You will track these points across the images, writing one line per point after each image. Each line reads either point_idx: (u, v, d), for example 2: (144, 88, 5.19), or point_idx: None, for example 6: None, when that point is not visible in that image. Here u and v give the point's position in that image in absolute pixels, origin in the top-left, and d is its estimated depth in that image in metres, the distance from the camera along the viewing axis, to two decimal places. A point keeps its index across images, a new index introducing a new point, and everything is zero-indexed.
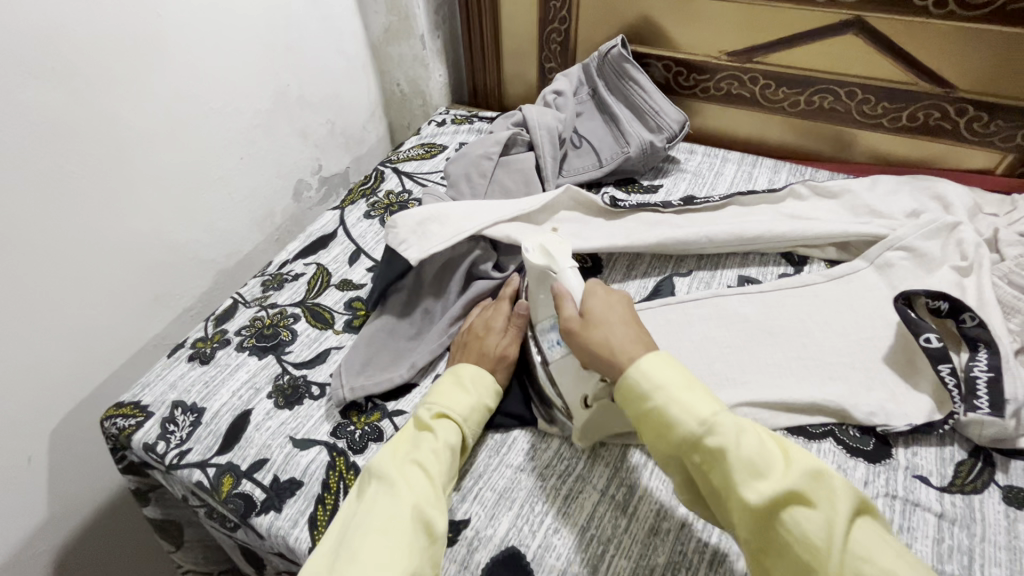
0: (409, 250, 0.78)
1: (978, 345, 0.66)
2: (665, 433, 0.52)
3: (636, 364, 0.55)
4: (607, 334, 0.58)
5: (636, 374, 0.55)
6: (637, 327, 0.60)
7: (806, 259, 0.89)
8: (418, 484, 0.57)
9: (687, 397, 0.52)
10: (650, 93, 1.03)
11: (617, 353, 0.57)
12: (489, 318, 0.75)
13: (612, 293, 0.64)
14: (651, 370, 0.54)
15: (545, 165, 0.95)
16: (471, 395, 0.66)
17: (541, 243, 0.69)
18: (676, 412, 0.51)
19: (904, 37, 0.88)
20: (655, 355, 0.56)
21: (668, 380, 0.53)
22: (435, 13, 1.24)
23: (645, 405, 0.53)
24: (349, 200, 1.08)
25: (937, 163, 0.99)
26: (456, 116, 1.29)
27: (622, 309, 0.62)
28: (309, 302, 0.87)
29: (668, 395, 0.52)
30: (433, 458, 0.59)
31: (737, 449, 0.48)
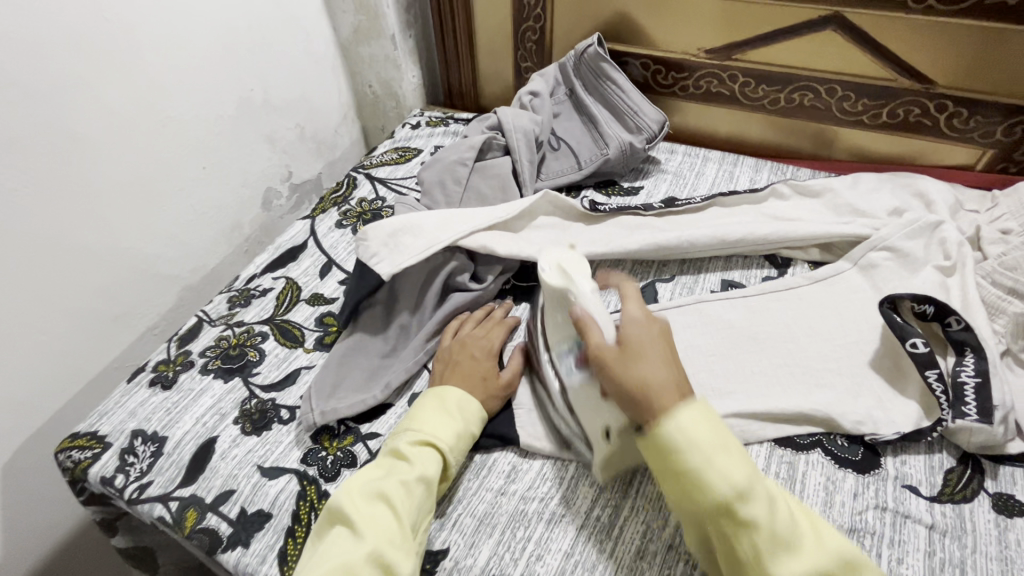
0: (380, 264, 0.75)
1: (965, 349, 0.65)
2: (697, 497, 0.48)
3: (672, 414, 0.50)
4: (643, 373, 0.52)
5: (671, 425, 0.49)
6: (672, 365, 0.55)
7: (789, 261, 0.87)
8: (383, 524, 0.53)
9: (727, 460, 0.48)
10: (628, 93, 1.01)
11: (651, 395, 0.51)
12: (481, 342, 0.73)
13: (646, 323, 0.58)
14: (692, 428, 0.49)
15: (522, 169, 0.92)
16: (452, 422, 0.62)
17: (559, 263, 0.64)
18: (715, 478, 0.47)
19: (882, 33, 0.87)
20: (695, 404, 0.51)
21: (708, 440, 0.49)
22: (406, 12, 1.20)
23: (679, 462, 0.48)
24: (320, 209, 1.03)
25: (918, 159, 0.98)
26: (432, 118, 1.25)
27: (659, 346, 0.56)
28: (278, 320, 0.83)
29: (708, 458, 0.48)
30: (401, 493, 0.55)
31: (774, 526, 0.46)
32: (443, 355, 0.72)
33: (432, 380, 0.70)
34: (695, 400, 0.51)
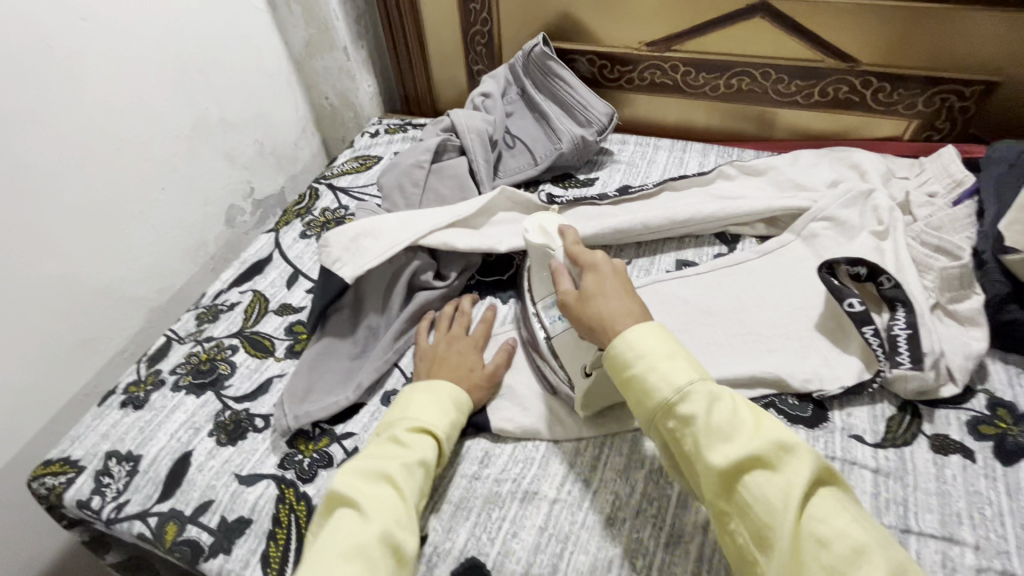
0: (344, 269, 0.76)
1: (897, 304, 0.69)
2: (643, 399, 0.53)
3: (622, 334, 0.55)
4: (598, 305, 0.59)
5: (620, 344, 0.55)
6: (630, 295, 0.60)
7: (738, 238, 0.92)
8: (388, 504, 0.54)
9: (665, 363, 0.53)
10: (576, 88, 1.04)
11: (604, 320, 0.57)
12: (460, 338, 0.75)
13: (604, 262, 0.64)
14: (635, 344, 0.54)
15: (479, 169, 0.95)
16: (448, 411, 0.64)
17: (540, 224, 0.74)
18: (654, 381, 0.52)
19: (807, 17, 0.92)
20: (643, 325, 0.56)
21: (652, 354, 0.53)
22: (356, 22, 1.22)
23: (627, 374, 0.54)
24: (284, 221, 1.05)
25: (852, 134, 1.04)
26: (391, 125, 1.27)
27: (618, 280, 0.61)
28: (247, 332, 0.84)
29: (649, 365, 0.53)
30: (404, 476, 0.57)
31: (707, 419, 0.49)
32: (426, 351, 0.74)
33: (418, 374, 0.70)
34: (644, 323, 0.56)
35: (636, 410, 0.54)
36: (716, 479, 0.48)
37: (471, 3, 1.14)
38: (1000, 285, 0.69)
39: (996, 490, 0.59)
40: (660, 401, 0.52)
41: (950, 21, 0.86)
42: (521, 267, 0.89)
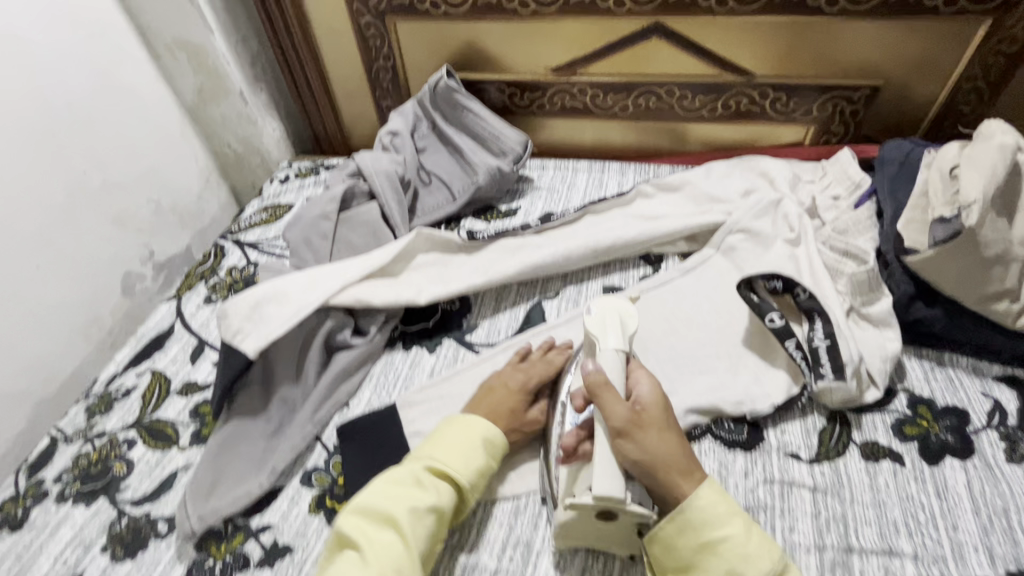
0: (246, 342, 0.70)
1: (813, 315, 0.70)
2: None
3: (695, 495, 0.54)
4: (645, 444, 0.54)
5: (697, 508, 0.53)
6: (672, 436, 0.57)
7: (661, 257, 0.91)
8: (390, 551, 0.53)
9: (745, 543, 0.51)
10: (487, 119, 1.01)
11: (661, 467, 0.54)
12: (521, 377, 0.69)
13: (658, 396, 0.60)
14: (715, 519, 0.53)
15: (392, 214, 0.91)
16: (477, 456, 0.60)
17: (605, 312, 0.65)
18: (738, 560, 0.51)
19: (700, 35, 0.94)
20: (707, 484, 0.55)
21: (731, 527, 0.52)
22: (251, 66, 1.15)
23: (702, 542, 0.52)
24: (186, 287, 0.96)
25: (759, 142, 1.07)
26: (301, 169, 1.20)
27: (669, 422, 0.58)
28: (146, 421, 0.75)
29: (731, 539, 0.52)
30: (411, 521, 0.54)
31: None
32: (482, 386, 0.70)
33: (469, 404, 0.68)
34: (706, 481, 0.55)
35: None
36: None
37: (370, 39, 1.10)
38: (904, 284, 0.72)
39: (927, 492, 0.60)
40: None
41: (831, 32, 0.90)
42: (447, 313, 0.84)
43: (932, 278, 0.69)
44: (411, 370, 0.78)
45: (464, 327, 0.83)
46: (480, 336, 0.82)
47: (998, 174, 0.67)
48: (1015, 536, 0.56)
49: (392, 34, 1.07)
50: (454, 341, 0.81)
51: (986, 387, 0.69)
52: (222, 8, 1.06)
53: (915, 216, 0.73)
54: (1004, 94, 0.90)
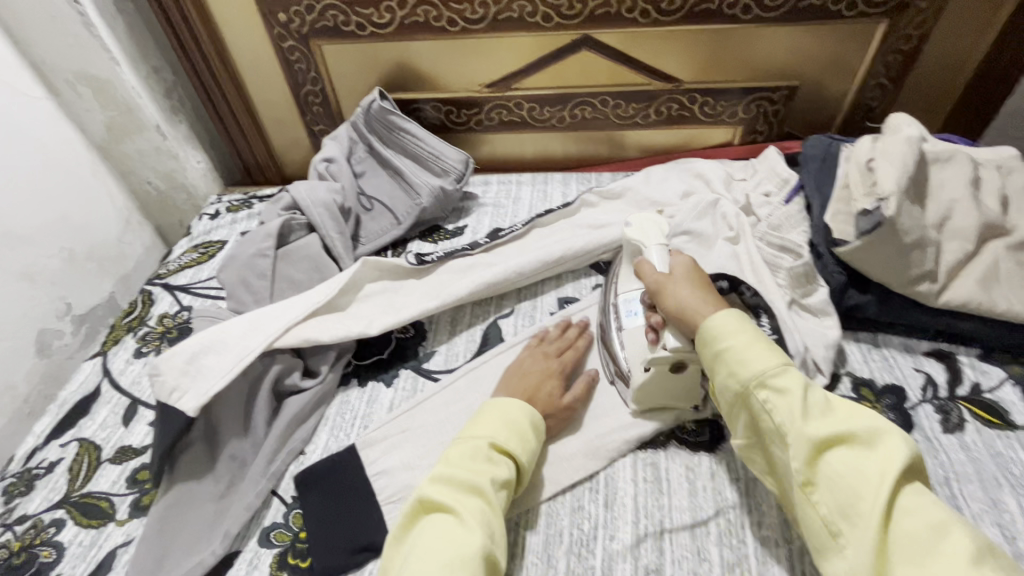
0: (184, 399, 0.65)
1: (760, 312, 0.70)
2: (732, 376, 0.54)
3: (709, 321, 0.57)
4: (676, 302, 0.61)
5: (709, 331, 0.57)
6: (707, 288, 0.61)
7: (612, 264, 0.91)
8: (483, 514, 0.54)
9: (751, 357, 0.53)
10: (424, 138, 0.99)
11: (692, 312, 0.59)
12: (544, 363, 0.72)
13: (692, 264, 0.65)
14: (724, 335, 0.55)
15: (334, 244, 0.87)
16: (531, 439, 0.63)
17: (642, 224, 0.70)
18: (739, 368, 0.54)
19: (627, 46, 0.97)
20: (726, 314, 0.57)
21: (736, 342, 0.55)
22: (167, 97, 1.08)
23: (711, 356, 0.56)
24: (111, 340, 0.88)
25: (692, 145, 1.11)
26: (233, 202, 1.14)
27: (703, 280, 0.62)
28: (74, 497, 0.68)
29: (733, 349, 0.54)
30: (492, 492, 0.56)
31: (795, 397, 0.50)
32: (511, 368, 0.73)
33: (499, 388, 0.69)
34: (727, 310, 0.58)
35: (717, 393, 0.56)
36: (802, 465, 0.49)
37: (295, 63, 1.05)
38: (837, 274, 0.76)
39: None
40: (743, 386, 0.53)
41: (749, 37, 0.94)
42: (400, 342, 0.82)
43: (860, 267, 0.73)
44: (368, 407, 0.75)
45: (421, 356, 0.80)
46: (438, 362, 0.79)
47: (908, 165, 0.72)
48: (958, 503, 0.60)
49: (318, 57, 1.04)
50: (411, 370, 0.79)
51: (917, 362, 0.74)
52: (127, 36, 0.99)
53: (840, 208, 0.77)
54: (904, 86, 0.98)
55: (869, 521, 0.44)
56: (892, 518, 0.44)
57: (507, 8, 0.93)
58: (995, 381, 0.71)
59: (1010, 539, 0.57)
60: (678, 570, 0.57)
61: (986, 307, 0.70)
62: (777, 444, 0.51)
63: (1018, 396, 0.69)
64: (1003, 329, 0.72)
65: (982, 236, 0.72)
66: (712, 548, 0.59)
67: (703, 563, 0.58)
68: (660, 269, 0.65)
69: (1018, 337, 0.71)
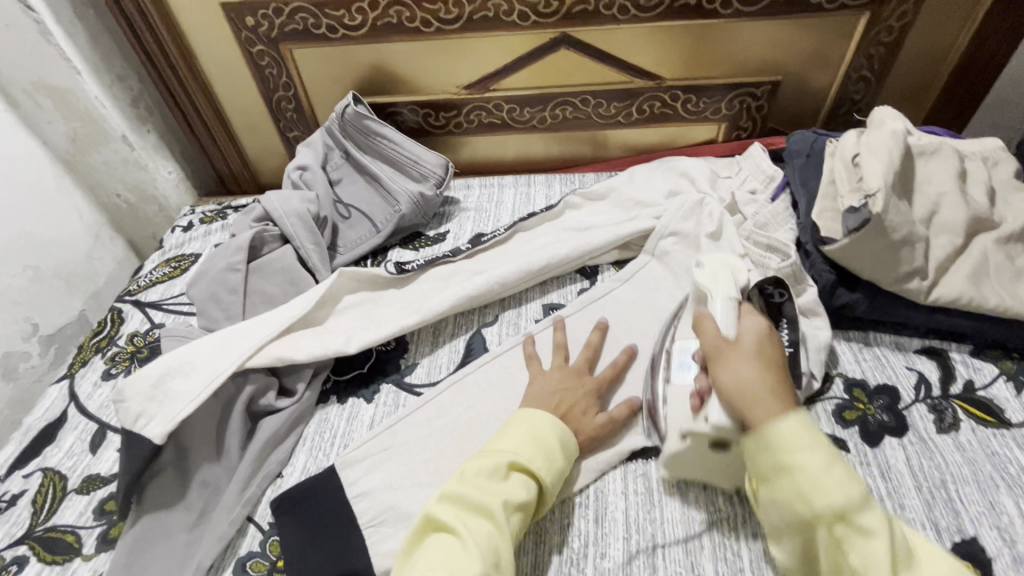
0: (151, 425, 0.62)
1: (781, 320, 0.66)
2: (801, 492, 0.48)
3: (774, 421, 0.50)
4: (735, 377, 0.54)
5: (772, 429, 0.50)
6: (775, 371, 0.55)
7: (597, 268, 0.89)
8: (487, 539, 0.51)
9: (828, 476, 0.47)
10: (402, 144, 0.96)
11: (750, 399, 0.52)
12: (576, 378, 0.68)
13: (766, 332, 0.58)
14: (791, 446, 0.49)
15: (309, 256, 0.84)
16: (557, 458, 0.59)
17: (717, 263, 0.66)
18: (810, 486, 0.47)
19: (606, 43, 0.94)
20: (796, 414, 0.51)
21: (811, 458, 0.48)
22: (134, 106, 1.05)
23: (774, 464, 0.49)
24: (79, 362, 0.85)
25: (676, 142, 1.09)
26: (206, 213, 1.10)
27: (773, 363, 0.55)
28: (38, 531, 0.65)
29: (807, 463, 0.48)
30: (504, 514, 0.54)
31: (880, 540, 0.45)
32: (540, 382, 0.68)
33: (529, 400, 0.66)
34: (793, 412, 0.51)
35: (775, 507, 0.50)
36: None
37: (266, 68, 1.02)
38: (826, 273, 0.74)
39: (872, 476, 0.62)
40: (813, 513, 0.47)
41: (730, 32, 0.92)
42: (381, 355, 0.79)
43: (849, 265, 0.71)
44: (349, 425, 0.72)
45: (403, 369, 0.78)
46: (420, 376, 0.77)
47: (894, 160, 0.71)
48: (955, 507, 0.59)
49: (289, 62, 1.00)
50: (392, 385, 0.76)
51: (909, 360, 0.73)
52: (89, 44, 0.95)
53: (827, 205, 0.76)
54: (887, 79, 0.97)
55: None
56: None
57: (482, 7, 0.90)
58: (988, 378, 0.70)
59: (1009, 543, 0.56)
60: None
61: (977, 303, 0.69)
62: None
63: (1011, 392, 0.68)
64: (994, 324, 0.70)
65: (971, 230, 0.71)
66: (706, 563, 0.57)
67: None
68: (724, 334, 0.59)
69: (1009, 332, 0.70)
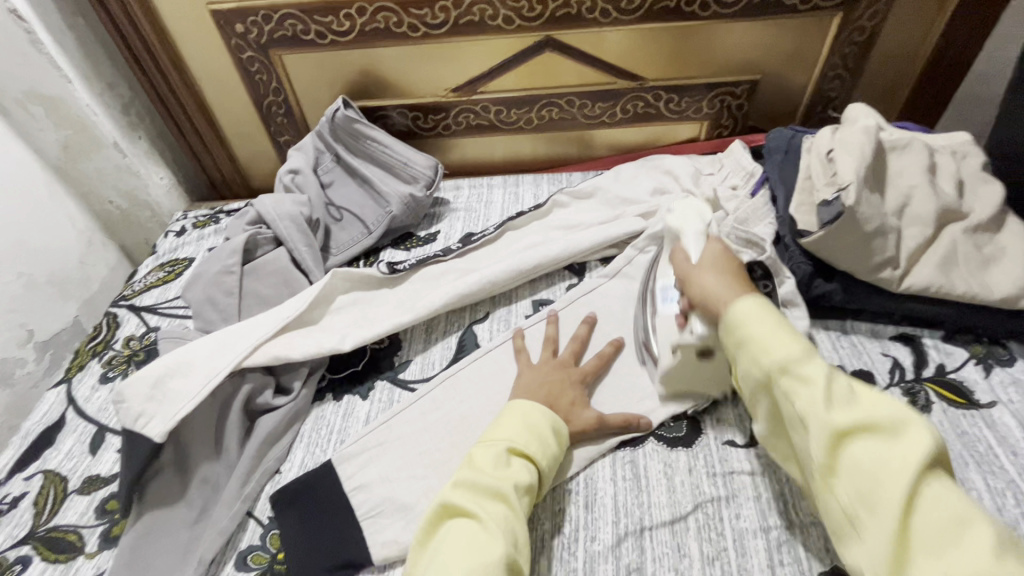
0: (151, 425, 0.63)
1: None
2: (756, 361, 0.56)
3: (735, 306, 0.60)
4: (706, 287, 0.64)
5: (734, 313, 0.59)
6: (736, 273, 0.65)
7: (585, 265, 0.92)
8: (506, 521, 0.54)
9: (775, 343, 0.55)
10: (392, 146, 0.98)
11: (716, 297, 0.62)
12: (559, 370, 0.71)
13: (724, 250, 0.68)
14: (744, 321, 0.58)
15: (303, 257, 0.86)
16: (551, 443, 0.62)
17: (684, 208, 0.77)
18: (761, 352, 0.55)
19: (589, 46, 0.97)
20: (750, 299, 0.60)
21: (759, 327, 0.57)
22: (125, 114, 1.06)
23: (734, 339, 0.59)
24: (76, 366, 0.86)
25: (660, 141, 1.12)
26: (199, 217, 1.11)
27: (735, 268, 0.66)
28: (40, 532, 0.66)
29: (756, 334, 0.56)
30: (515, 497, 0.56)
31: (817, 384, 0.51)
32: (525, 375, 0.71)
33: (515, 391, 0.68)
34: (749, 295, 0.61)
35: (744, 381, 0.58)
36: (823, 455, 0.49)
37: (256, 74, 1.03)
38: (803, 265, 0.77)
39: None
40: (762, 370, 0.55)
41: (709, 34, 0.95)
42: (375, 353, 0.81)
43: (824, 257, 0.74)
44: (344, 421, 0.74)
45: (396, 366, 0.80)
46: (414, 372, 0.79)
47: (865, 155, 0.74)
48: None
49: (279, 68, 1.02)
50: (387, 382, 0.78)
51: (884, 347, 0.76)
52: (79, 52, 0.97)
53: (804, 199, 0.78)
54: (861, 77, 1.00)
55: (890, 510, 0.44)
56: (911, 517, 0.44)
57: (468, 12, 0.93)
58: (958, 361, 0.73)
59: None
60: (659, 567, 0.58)
61: (946, 290, 0.72)
62: (800, 431, 0.52)
63: (980, 375, 0.71)
64: (963, 310, 0.74)
65: (940, 220, 0.74)
66: (692, 544, 0.59)
67: (683, 559, 0.58)
68: (692, 258, 0.69)
69: (978, 318, 0.73)
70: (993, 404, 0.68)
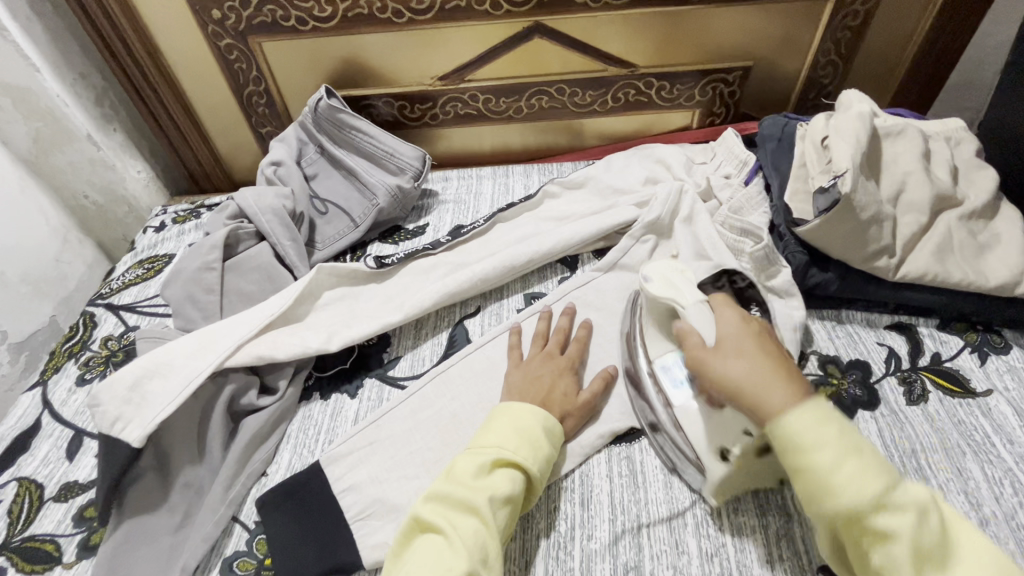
0: (129, 429, 0.61)
1: (751, 303, 0.64)
2: (826, 474, 0.43)
3: (792, 415, 0.46)
4: (735, 381, 0.50)
5: (795, 425, 0.46)
6: (770, 360, 0.51)
7: (578, 257, 0.90)
8: (474, 538, 0.52)
9: (843, 459, 0.43)
10: (377, 137, 0.95)
11: (751, 392, 0.49)
12: (552, 365, 0.69)
13: (746, 326, 0.55)
14: (802, 433, 0.45)
15: (287, 252, 0.83)
16: (543, 446, 0.60)
17: (662, 275, 0.65)
18: (831, 465, 0.43)
19: (580, 31, 0.94)
20: (814, 405, 0.46)
21: (828, 437, 0.44)
22: (97, 105, 1.01)
23: (792, 460, 0.45)
24: (51, 368, 0.82)
25: (652, 130, 1.10)
26: (178, 213, 1.08)
27: (757, 346, 0.53)
28: (15, 542, 0.63)
29: (819, 445, 0.44)
30: (491, 511, 0.53)
31: (896, 502, 0.42)
32: (518, 371, 0.69)
33: (505, 389, 0.67)
34: (805, 399, 0.47)
35: (810, 494, 0.45)
36: None
37: (234, 62, 1.00)
38: (799, 254, 0.76)
39: None
40: (840, 493, 0.43)
41: (701, 19, 0.93)
42: (364, 350, 0.79)
43: (821, 246, 0.73)
44: (333, 420, 0.72)
45: (385, 363, 0.78)
46: (403, 369, 0.77)
47: (861, 142, 0.73)
48: (925, 475, 0.61)
49: (259, 55, 0.98)
50: (376, 379, 0.76)
51: (880, 336, 0.75)
52: (48, 40, 0.92)
53: (798, 187, 0.77)
54: (853, 63, 0.99)
55: None
56: None
57: None
58: (954, 350, 0.72)
59: (975, 506, 0.58)
60: (657, 565, 0.57)
61: (942, 278, 0.71)
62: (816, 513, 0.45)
63: (976, 363, 0.71)
64: (958, 298, 0.73)
65: (936, 208, 0.73)
66: (690, 540, 0.58)
67: (681, 555, 0.57)
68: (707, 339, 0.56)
69: (973, 305, 0.73)
70: (989, 392, 0.68)
